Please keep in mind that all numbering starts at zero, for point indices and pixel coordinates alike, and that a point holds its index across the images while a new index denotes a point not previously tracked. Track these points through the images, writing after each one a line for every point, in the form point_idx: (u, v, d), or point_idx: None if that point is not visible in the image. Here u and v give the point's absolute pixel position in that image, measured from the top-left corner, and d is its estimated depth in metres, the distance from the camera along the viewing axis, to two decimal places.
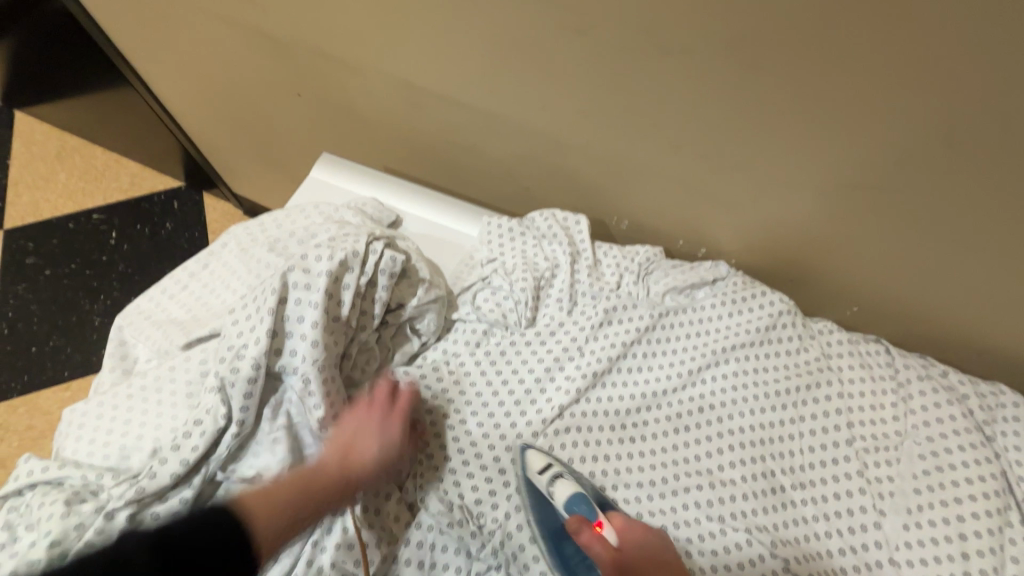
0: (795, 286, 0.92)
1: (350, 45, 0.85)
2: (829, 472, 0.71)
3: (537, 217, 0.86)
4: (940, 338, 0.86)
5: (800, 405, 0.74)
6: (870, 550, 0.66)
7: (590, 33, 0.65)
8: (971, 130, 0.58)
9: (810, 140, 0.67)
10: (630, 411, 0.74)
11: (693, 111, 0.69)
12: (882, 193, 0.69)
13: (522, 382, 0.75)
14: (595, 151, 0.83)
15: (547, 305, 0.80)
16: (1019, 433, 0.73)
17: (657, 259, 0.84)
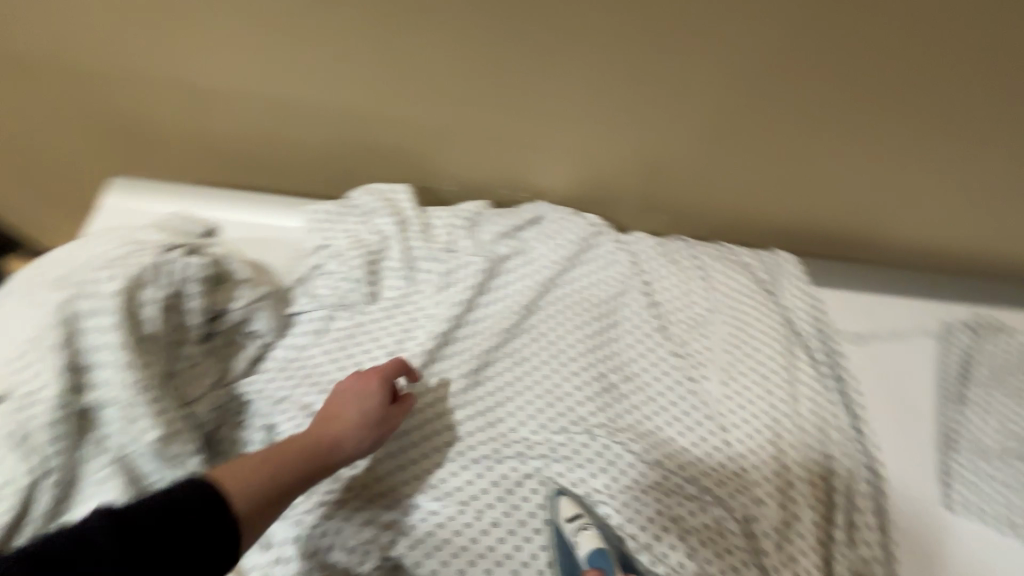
0: (614, 211, 0.99)
1: (108, 49, 0.80)
2: (650, 359, 0.80)
3: (359, 196, 0.86)
4: (736, 229, 0.98)
5: (623, 310, 0.84)
6: (692, 415, 0.77)
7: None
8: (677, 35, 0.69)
9: (567, 67, 0.75)
10: (484, 354, 0.77)
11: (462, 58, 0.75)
12: (641, 105, 0.79)
13: (373, 357, 0.75)
14: (395, 117, 0.85)
15: (386, 278, 0.81)
16: (798, 285, 0.88)
17: (483, 211, 0.89)
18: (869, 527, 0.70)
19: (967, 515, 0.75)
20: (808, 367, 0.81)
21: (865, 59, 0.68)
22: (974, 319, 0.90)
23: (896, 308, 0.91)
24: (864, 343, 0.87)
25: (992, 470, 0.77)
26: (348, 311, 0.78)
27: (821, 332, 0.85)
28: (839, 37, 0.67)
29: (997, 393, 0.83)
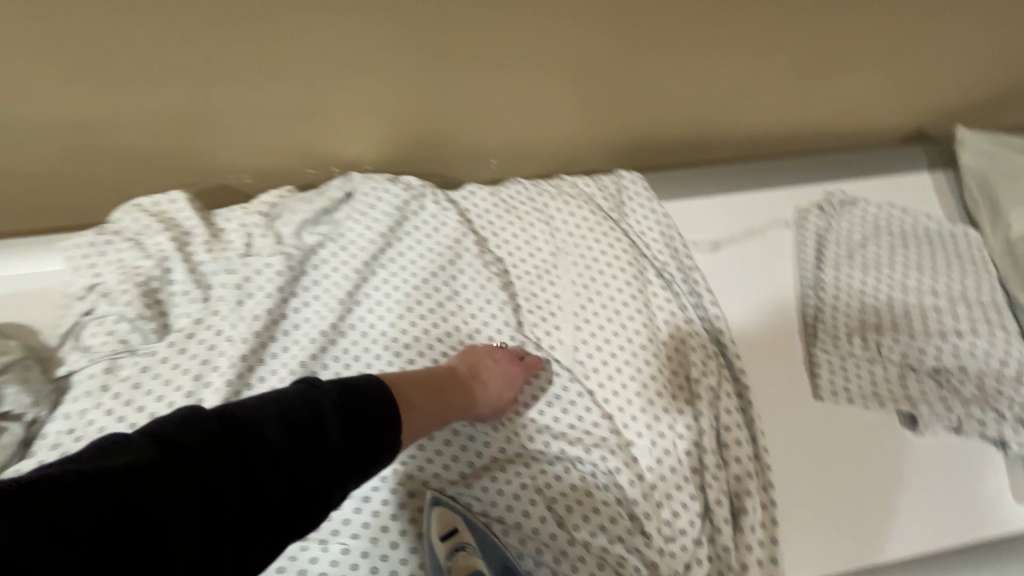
0: (442, 167, 0.89)
1: None
2: (497, 323, 0.74)
3: (122, 217, 0.73)
4: (575, 158, 0.91)
5: (458, 275, 0.75)
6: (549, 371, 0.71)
7: None
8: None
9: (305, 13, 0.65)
10: (306, 364, 0.68)
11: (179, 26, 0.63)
12: (412, 39, 0.69)
13: (172, 403, 0.64)
14: (137, 108, 0.71)
15: (175, 306, 0.70)
16: (643, 204, 0.83)
17: (283, 200, 0.77)
18: (740, 440, 0.66)
19: (836, 400, 0.74)
20: (660, 289, 0.76)
21: None
22: (826, 199, 0.87)
23: (749, 206, 0.87)
24: (719, 251, 0.83)
25: (856, 350, 0.76)
26: (131, 353, 0.66)
27: (672, 249, 0.80)
28: None
29: (853, 270, 0.81)
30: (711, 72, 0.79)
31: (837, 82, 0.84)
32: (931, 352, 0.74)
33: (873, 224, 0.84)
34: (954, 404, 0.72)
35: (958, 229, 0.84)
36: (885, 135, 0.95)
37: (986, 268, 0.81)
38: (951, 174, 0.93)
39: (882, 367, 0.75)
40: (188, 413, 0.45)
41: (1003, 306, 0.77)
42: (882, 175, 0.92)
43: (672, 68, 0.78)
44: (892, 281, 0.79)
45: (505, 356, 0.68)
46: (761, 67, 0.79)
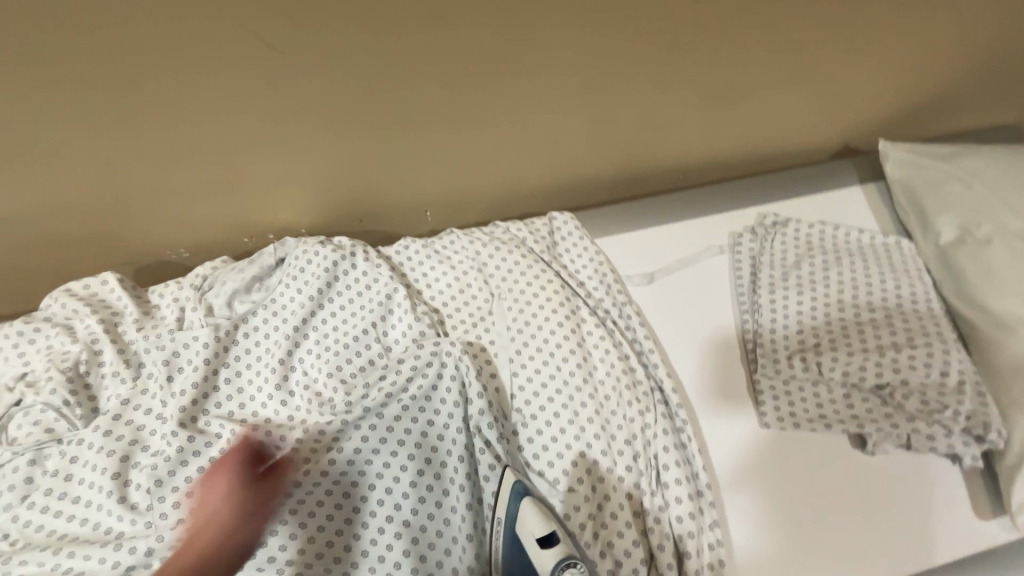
0: (378, 224, 0.91)
1: None
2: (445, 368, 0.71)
3: (52, 303, 0.73)
4: (510, 203, 0.93)
5: (391, 330, 0.76)
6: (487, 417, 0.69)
7: None
8: (306, 37, 0.63)
9: (213, 97, 0.67)
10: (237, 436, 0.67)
11: (88, 122, 0.65)
12: (326, 112, 0.72)
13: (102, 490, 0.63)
14: (65, 198, 0.73)
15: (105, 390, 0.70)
16: (575, 243, 0.84)
17: (215, 273, 0.78)
18: (678, 478, 0.65)
19: (781, 425, 0.73)
20: (594, 327, 0.76)
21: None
22: (758, 221, 0.88)
23: (682, 236, 0.88)
24: (653, 283, 0.84)
25: (796, 372, 0.75)
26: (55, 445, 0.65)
27: (605, 285, 0.80)
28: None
29: (788, 290, 0.80)
30: (626, 111, 0.81)
31: (753, 108, 0.85)
32: (872, 368, 0.72)
33: (806, 243, 0.85)
34: (900, 421, 0.70)
35: (890, 240, 0.84)
36: (813, 152, 0.96)
37: (921, 276, 0.80)
38: (881, 185, 0.95)
39: (825, 387, 0.74)
40: None
41: (938, 313, 0.77)
42: (813, 192, 0.94)
43: (587, 110, 0.80)
44: (827, 297, 0.79)
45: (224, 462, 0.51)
46: (674, 102, 0.81)
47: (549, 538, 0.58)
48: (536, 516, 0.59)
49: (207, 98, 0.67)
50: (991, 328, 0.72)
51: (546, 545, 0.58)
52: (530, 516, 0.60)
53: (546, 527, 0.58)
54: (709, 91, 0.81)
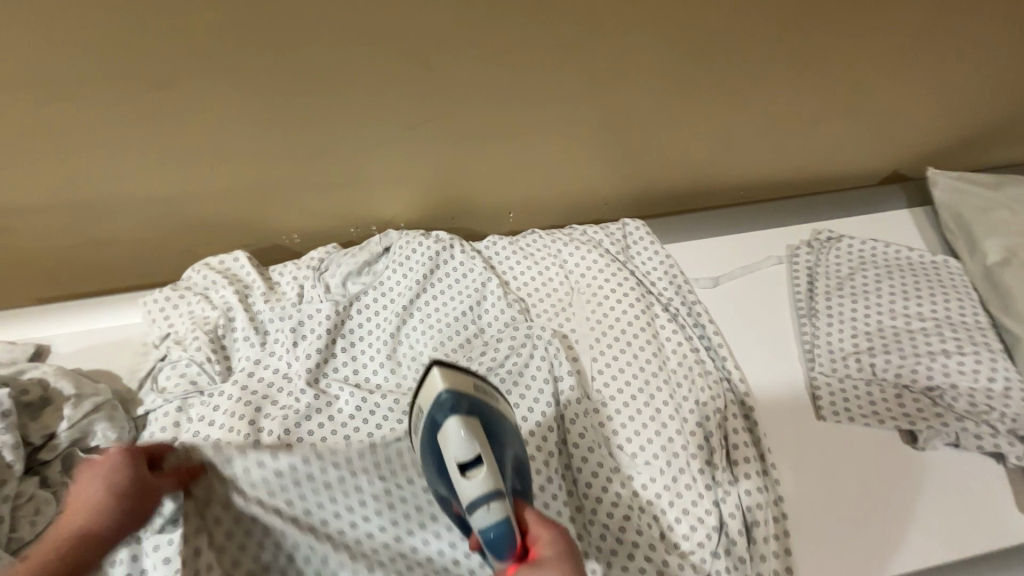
0: (466, 222, 1.00)
1: None
2: (536, 348, 0.80)
3: (193, 275, 0.84)
4: (585, 209, 1.02)
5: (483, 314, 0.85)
6: (572, 393, 0.77)
7: (117, 83, 0.69)
8: (440, 57, 0.74)
9: (352, 105, 0.77)
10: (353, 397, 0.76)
11: (248, 121, 0.77)
12: (442, 122, 0.82)
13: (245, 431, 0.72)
14: (211, 184, 0.84)
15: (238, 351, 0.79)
16: (646, 246, 0.93)
17: (329, 256, 0.88)
18: (748, 457, 0.73)
19: (836, 418, 0.80)
20: (666, 321, 0.84)
21: (618, 29, 0.74)
22: (814, 236, 0.96)
23: (743, 246, 0.97)
24: (718, 286, 0.92)
25: (852, 372, 0.82)
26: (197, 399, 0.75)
27: (675, 285, 0.89)
28: (587, 24, 0.73)
29: (844, 298, 0.87)
30: (700, 131, 0.90)
31: (815, 134, 0.94)
32: (923, 372, 0.79)
33: (859, 256, 0.92)
34: (949, 420, 0.77)
35: (939, 258, 0.91)
36: (866, 176, 1.04)
37: (967, 292, 0.87)
38: (929, 210, 1.02)
39: (878, 387, 0.81)
40: None
41: (985, 325, 0.84)
42: (865, 212, 1.02)
43: (665, 130, 0.89)
44: (880, 306, 0.86)
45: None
46: (744, 125, 0.91)
47: (471, 462, 0.54)
48: (459, 438, 0.54)
49: (347, 105, 0.77)
50: None
51: (465, 469, 0.54)
52: (462, 438, 0.54)
53: (471, 454, 0.53)
54: (776, 117, 0.90)
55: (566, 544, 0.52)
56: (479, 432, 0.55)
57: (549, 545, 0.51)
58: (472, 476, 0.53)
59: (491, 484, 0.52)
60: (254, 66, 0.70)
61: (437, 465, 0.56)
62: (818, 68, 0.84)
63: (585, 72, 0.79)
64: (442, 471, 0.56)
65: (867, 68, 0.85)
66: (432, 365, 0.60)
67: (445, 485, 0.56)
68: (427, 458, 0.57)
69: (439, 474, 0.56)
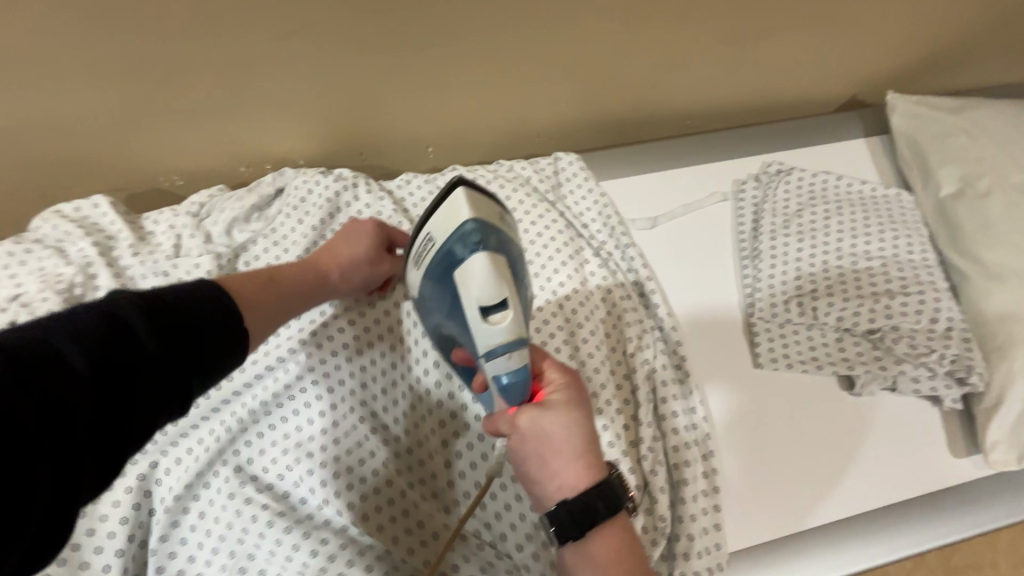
0: (378, 159, 0.88)
1: None
2: None
3: (42, 225, 0.71)
4: (514, 143, 0.91)
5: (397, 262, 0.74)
6: None
7: None
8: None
9: (211, 13, 0.63)
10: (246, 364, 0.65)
11: (81, 34, 0.62)
12: (331, 36, 0.69)
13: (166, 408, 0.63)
14: (53, 114, 0.69)
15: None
16: (579, 184, 0.83)
17: (212, 201, 0.76)
18: (677, 410, 0.68)
19: (774, 366, 0.75)
20: (597, 267, 0.76)
21: None
22: (762, 169, 0.88)
23: (686, 183, 0.88)
24: (656, 227, 0.84)
25: (793, 317, 0.76)
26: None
27: (609, 226, 0.80)
28: None
29: (789, 237, 0.80)
30: (639, 47, 0.78)
31: (768, 52, 0.84)
32: (865, 313, 0.74)
33: (808, 191, 0.85)
34: (888, 364, 0.73)
35: (891, 191, 0.85)
36: (821, 102, 0.95)
37: (918, 227, 0.81)
38: (886, 139, 0.95)
39: (819, 331, 0.76)
40: (85, 320, 0.37)
41: (933, 262, 0.78)
42: (818, 143, 0.94)
43: (599, 46, 0.77)
44: (827, 245, 0.79)
45: (517, 446, 0.48)
46: (689, 41, 0.79)
47: (493, 306, 0.51)
48: (478, 279, 0.50)
49: (204, 11, 0.63)
50: (982, 278, 0.75)
51: (487, 313, 0.51)
52: (483, 272, 0.50)
53: (494, 294, 0.50)
54: (726, 31, 0.79)
55: (578, 388, 0.50)
56: (496, 265, 0.51)
57: (557, 389, 0.50)
58: (487, 318, 0.50)
59: (512, 331, 0.50)
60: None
61: (450, 290, 0.53)
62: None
63: None
64: (456, 303, 0.53)
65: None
66: (457, 183, 0.56)
67: (459, 319, 0.53)
68: (436, 287, 0.55)
69: (447, 305, 0.54)
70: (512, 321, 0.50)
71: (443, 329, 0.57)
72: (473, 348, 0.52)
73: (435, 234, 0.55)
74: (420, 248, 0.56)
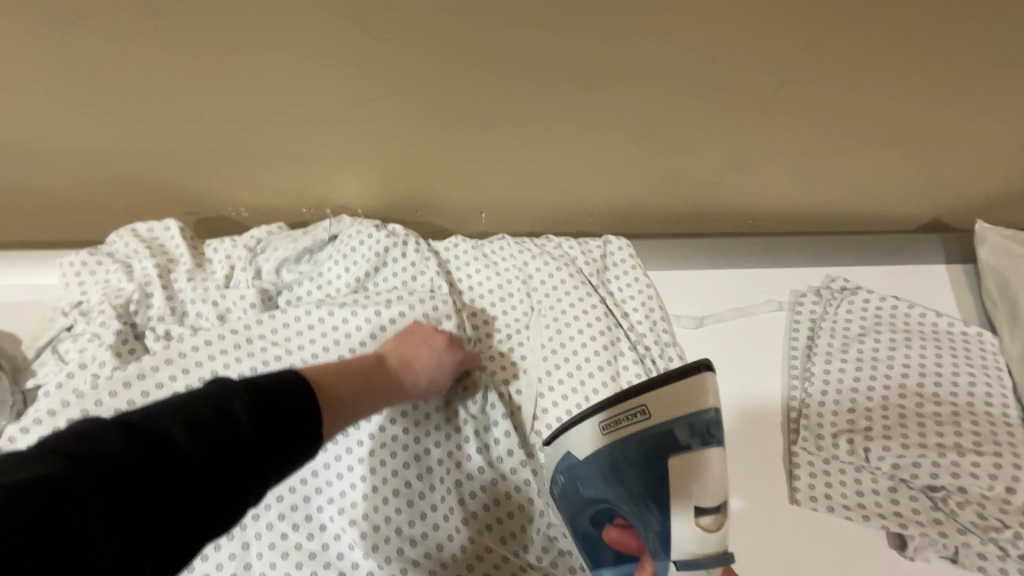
0: (431, 217, 0.90)
1: None
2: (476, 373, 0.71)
3: (117, 240, 0.76)
4: (566, 220, 0.91)
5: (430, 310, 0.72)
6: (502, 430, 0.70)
7: (46, 35, 0.62)
8: (412, 17, 0.62)
9: (300, 82, 0.69)
10: None
11: (190, 88, 0.69)
12: (405, 111, 0.73)
13: None
14: (152, 148, 0.77)
15: (154, 335, 0.70)
16: (626, 272, 0.81)
17: (269, 237, 0.79)
18: None
19: (812, 506, 0.68)
20: (631, 363, 0.73)
21: (602, 33, 0.64)
22: (825, 284, 0.83)
23: (740, 286, 0.84)
24: (701, 328, 0.80)
25: (841, 454, 0.69)
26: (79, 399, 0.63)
27: (651, 321, 0.77)
28: (573, 21, 0.62)
29: (847, 365, 0.74)
30: (703, 150, 0.78)
31: (852, 162, 0.80)
32: (927, 467, 0.66)
33: (875, 317, 0.78)
34: (949, 531, 0.64)
35: (973, 331, 0.77)
36: (900, 219, 0.90)
37: (1000, 377, 0.73)
38: (969, 269, 0.88)
39: (869, 476, 0.68)
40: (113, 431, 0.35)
41: (1015, 421, 0.70)
42: (891, 263, 0.88)
43: (674, 135, 0.76)
44: (889, 379, 0.72)
45: None
46: (758, 148, 0.78)
47: (708, 509, 0.50)
48: (702, 487, 0.49)
49: (300, 83, 0.69)
50: None
51: (703, 518, 0.50)
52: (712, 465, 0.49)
53: (715, 499, 0.49)
54: (797, 144, 0.77)
55: None
56: (721, 464, 0.50)
57: None
58: (699, 525, 0.49)
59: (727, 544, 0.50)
60: (198, 7, 0.60)
61: (641, 480, 0.52)
62: (873, 84, 0.69)
63: (571, 73, 0.68)
64: (649, 491, 0.51)
65: (937, 90, 0.69)
66: (700, 368, 0.50)
67: (650, 510, 0.52)
68: (628, 467, 0.52)
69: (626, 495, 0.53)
70: (722, 532, 0.50)
71: (610, 507, 0.56)
72: (667, 549, 0.51)
73: (649, 407, 0.51)
74: (620, 415, 0.53)
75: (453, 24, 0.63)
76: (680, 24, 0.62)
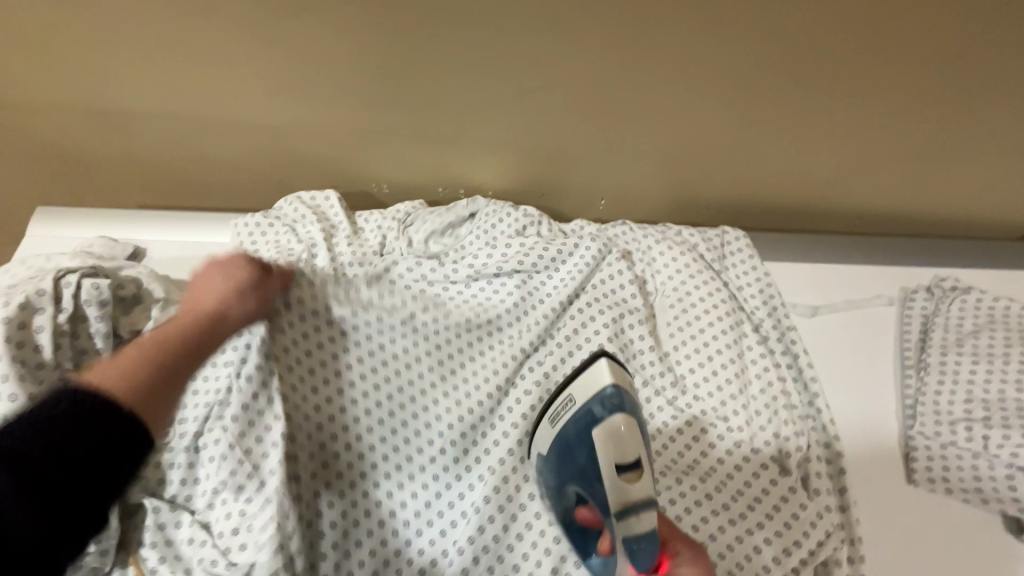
0: (552, 202, 0.97)
1: (42, 86, 0.80)
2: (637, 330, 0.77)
3: (285, 205, 0.85)
4: (679, 210, 0.97)
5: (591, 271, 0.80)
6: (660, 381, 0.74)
7: (264, 26, 0.71)
8: (587, 20, 0.69)
9: (469, 73, 0.76)
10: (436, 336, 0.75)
11: (370, 75, 0.77)
12: (556, 105, 0.80)
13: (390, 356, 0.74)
14: (320, 127, 0.85)
15: None
16: (744, 261, 0.86)
17: (416, 211, 0.87)
18: (829, 505, 0.67)
19: (929, 487, 0.72)
20: (755, 344, 0.78)
21: (758, 40, 0.69)
22: (935, 282, 0.86)
23: (850, 280, 0.89)
24: (816, 316, 0.85)
25: (958, 440, 0.73)
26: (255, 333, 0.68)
27: (769, 307, 0.82)
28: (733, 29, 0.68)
29: (963, 357, 0.77)
30: (827, 151, 0.83)
31: (970, 168, 0.83)
32: None
33: (987, 315, 0.81)
34: None
35: None
36: (1004, 225, 0.93)
37: None
38: None
39: (986, 462, 0.72)
40: None
41: None
42: (997, 267, 0.91)
43: (803, 134, 0.81)
44: (1006, 374, 0.75)
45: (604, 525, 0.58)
46: (880, 151, 0.83)
47: (629, 463, 0.56)
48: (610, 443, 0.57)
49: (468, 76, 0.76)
50: None
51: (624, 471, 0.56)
52: (620, 435, 0.57)
53: (631, 453, 0.56)
54: (918, 149, 0.82)
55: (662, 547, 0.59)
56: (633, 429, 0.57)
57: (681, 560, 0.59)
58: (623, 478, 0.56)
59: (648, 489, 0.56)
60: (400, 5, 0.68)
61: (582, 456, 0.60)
62: (1009, 91, 0.73)
63: (718, 75, 0.74)
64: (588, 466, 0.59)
65: None
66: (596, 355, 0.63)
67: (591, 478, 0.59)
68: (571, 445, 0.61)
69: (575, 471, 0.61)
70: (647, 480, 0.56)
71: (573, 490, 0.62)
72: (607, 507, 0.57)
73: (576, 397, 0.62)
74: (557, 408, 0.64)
75: (622, 28, 0.69)
76: (836, 28, 0.68)
